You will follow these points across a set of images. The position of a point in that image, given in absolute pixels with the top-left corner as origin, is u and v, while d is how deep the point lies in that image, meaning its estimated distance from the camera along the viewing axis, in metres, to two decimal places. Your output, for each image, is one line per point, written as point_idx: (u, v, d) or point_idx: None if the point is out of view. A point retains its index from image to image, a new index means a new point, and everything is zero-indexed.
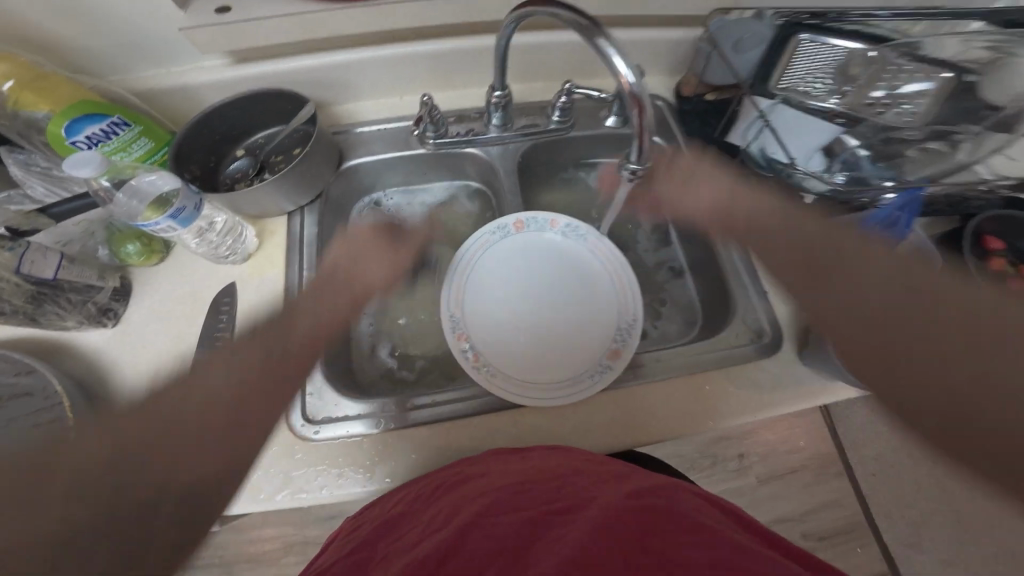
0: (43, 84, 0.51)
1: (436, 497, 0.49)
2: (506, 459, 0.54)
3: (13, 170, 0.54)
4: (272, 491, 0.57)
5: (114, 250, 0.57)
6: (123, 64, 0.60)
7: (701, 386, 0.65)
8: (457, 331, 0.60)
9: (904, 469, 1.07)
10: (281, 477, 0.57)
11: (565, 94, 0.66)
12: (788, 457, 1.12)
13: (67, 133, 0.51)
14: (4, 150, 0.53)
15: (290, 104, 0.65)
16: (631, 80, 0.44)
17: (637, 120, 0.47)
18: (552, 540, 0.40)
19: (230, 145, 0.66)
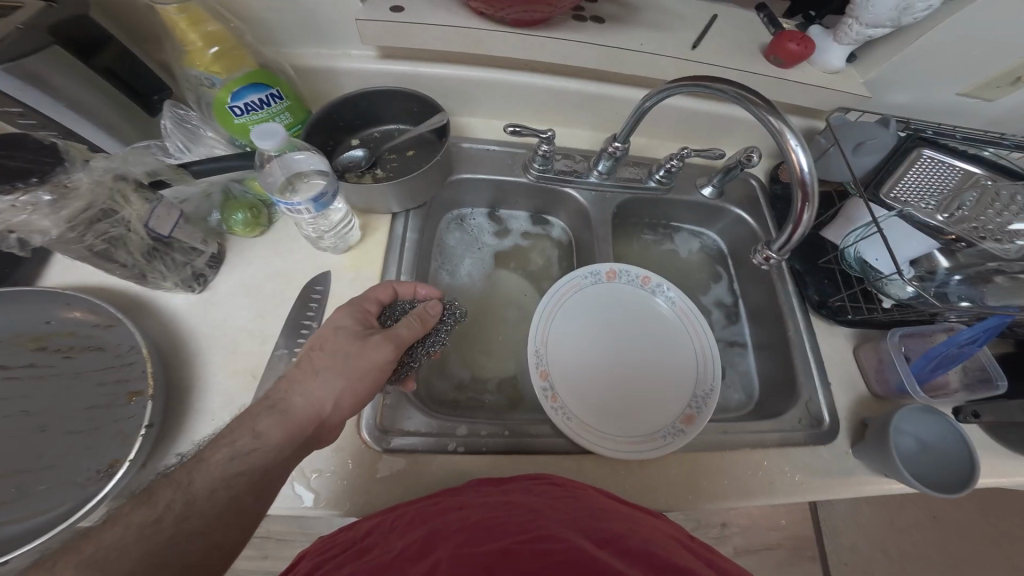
0: (226, 52, 0.51)
1: (418, 523, 0.46)
2: (484, 492, 0.51)
3: (166, 122, 0.55)
4: (320, 502, 0.52)
5: (224, 216, 0.57)
6: (284, 39, 0.61)
7: (760, 461, 0.66)
8: (540, 366, 0.60)
9: (875, 564, 1.09)
10: (331, 487, 0.52)
11: (676, 159, 0.67)
12: (767, 533, 1.10)
13: (231, 98, 0.52)
14: (170, 104, 0.55)
15: (420, 108, 0.65)
16: (802, 168, 0.45)
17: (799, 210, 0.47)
18: (523, 563, 0.38)
19: (347, 133, 0.66)
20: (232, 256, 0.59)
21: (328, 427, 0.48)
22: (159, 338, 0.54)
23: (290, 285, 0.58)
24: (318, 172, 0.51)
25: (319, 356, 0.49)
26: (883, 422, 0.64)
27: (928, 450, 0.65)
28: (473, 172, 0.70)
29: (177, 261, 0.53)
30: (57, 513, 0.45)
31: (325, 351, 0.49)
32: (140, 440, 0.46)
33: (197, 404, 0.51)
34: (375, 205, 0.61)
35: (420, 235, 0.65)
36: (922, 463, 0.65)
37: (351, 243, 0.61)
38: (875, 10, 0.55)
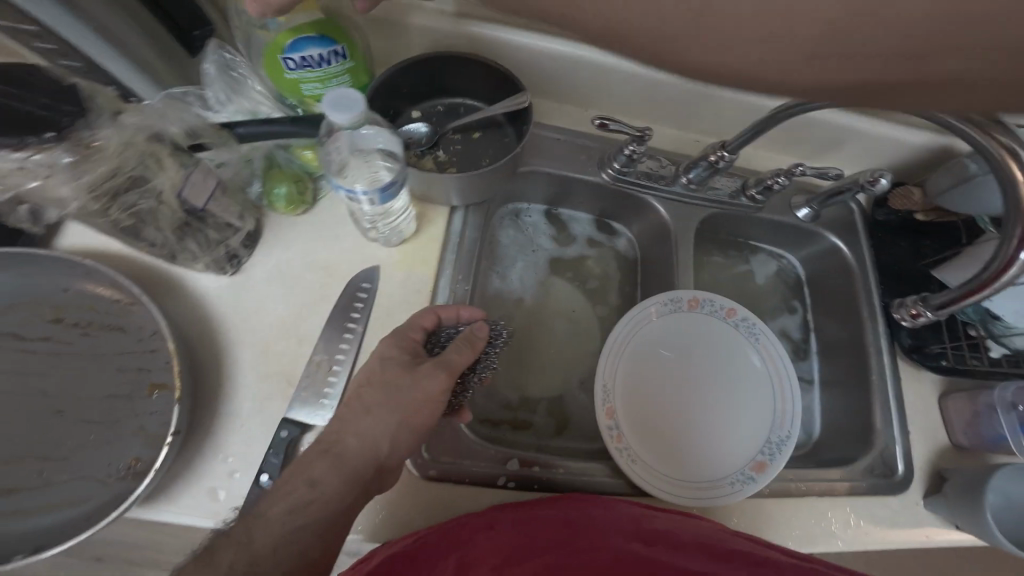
0: None
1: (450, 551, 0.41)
2: (510, 517, 0.44)
3: (207, 66, 0.47)
4: (353, 518, 0.46)
5: (266, 188, 0.49)
6: None
7: (826, 517, 0.60)
8: (605, 403, 0.53)
9: None
10: (366, 505, 0.47)
11: (785, 176, 0.58)
12: None
13: (288, 48, 0.43)
14: (214, 44, 0.47)
15: (503, 84, 0.56)
16: None
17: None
18: None
19: (409, 103, 0.58)
20: (269, 234, 0.51)
21: (377, 450, 0.41)
22: (188, 324, 0.47)
23: (335, 276, 0.51)
24: (387, 152, 0.42)
25: (363, 385, 0.43)
26: (968, 478, 0.57)
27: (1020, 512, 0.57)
28: (543, 165, 0.62)
29: (210, 240, 0.45)
30: (79, 512, 0.41)
31: (382, 380, 0.42)
32: (167, 446, 0.40)
33: (229, 404, 0.45)
34: (437, 195, 0.53)
35: (480, 233, 0.57)
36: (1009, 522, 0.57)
37: (405, 234, 0.53)
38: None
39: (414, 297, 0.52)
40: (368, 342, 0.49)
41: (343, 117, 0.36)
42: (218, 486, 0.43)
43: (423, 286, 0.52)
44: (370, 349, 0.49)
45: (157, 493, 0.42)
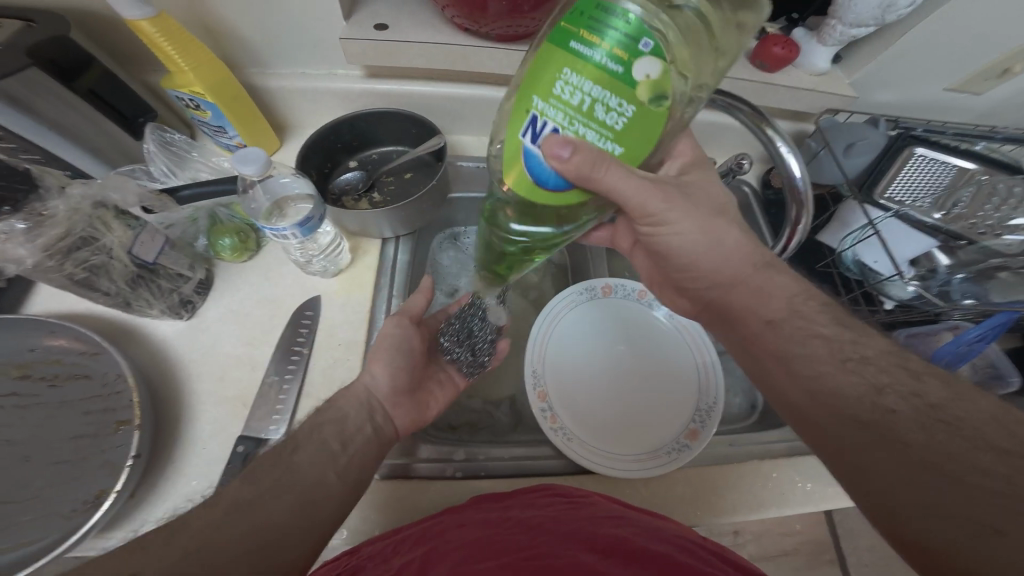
0: None
1: (417, 548, 0.44)
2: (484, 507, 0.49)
3: (147, 145, 0.55)
4: None
5: (211, 241, 0.56)
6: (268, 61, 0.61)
7: (768, 473, 0.64)
8: (537, 386, 0.59)
9: None
10: None
11: None
12: (782, 540, 1.00)
13: None
14: (154, 127, 0.56)
15: (416, 129, 0.65)
16: (798, 176, 0.44)
17: (793, 216, 0.47)
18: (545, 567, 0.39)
19: (346, 156, 0.66)
20: (220, 280, 0.58)
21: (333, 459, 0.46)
22: (148, 367, 0.52)
23: (281, 310, 0.57)
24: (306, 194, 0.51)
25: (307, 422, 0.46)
26: None
27: None
28: (465, 190, 0.70)
29: (163, 288, 0.52)
30: (35, 549, 0.43)
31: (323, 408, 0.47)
32: (126, 472, 0.44)
33: (188, 430, 0.50)
34: (366, 228, 0.60)
35: (412, 257, 0.64)
36: None
37: (341, 266, 0.60)
38: (857, 9, 0.55)
39: (356, 318, 0.58)
40: (316, 361, 0.55)
41: (248, 167, 0.44)
42: (179, 509, 0.46)
43: (363, 309, 0.58)
44: (315, 370, 0.54)
45: (120, 520, 0.46)
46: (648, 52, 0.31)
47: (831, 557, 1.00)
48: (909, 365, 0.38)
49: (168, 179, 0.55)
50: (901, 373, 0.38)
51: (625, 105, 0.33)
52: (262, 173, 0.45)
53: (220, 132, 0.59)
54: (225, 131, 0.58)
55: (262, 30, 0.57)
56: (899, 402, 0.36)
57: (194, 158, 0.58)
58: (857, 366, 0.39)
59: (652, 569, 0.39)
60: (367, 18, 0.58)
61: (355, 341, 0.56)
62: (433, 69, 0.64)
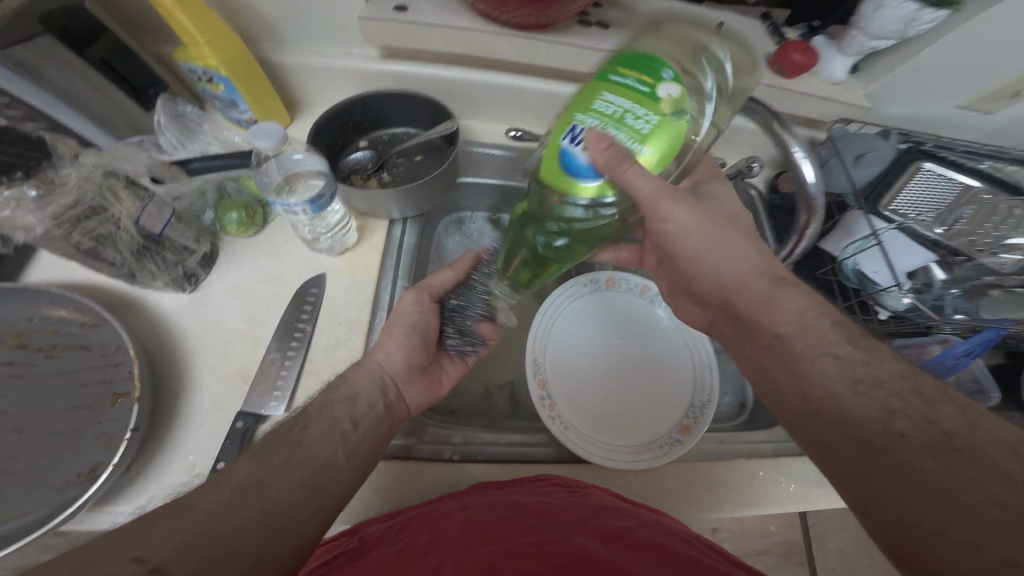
0: None
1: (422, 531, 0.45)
2: (486, 494, 0.50)
3: (158, 117, 0.54)
4: None
5: (218, 215, 0.55)
6: (283, 35, 0.60)
7: (754, 472, 0.65)
8: (537, 374, 0.60)
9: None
10: None
11: None
12: (761, 539, 1.03)
13: None
14: (164, 98, 0.55)
15: (430, 112, 0.64)
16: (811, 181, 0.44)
17: (803, 219, 0.48)
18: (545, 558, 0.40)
19: (357, 135, 0.66)
20: (224, 255, 0.57)
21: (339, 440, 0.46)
22: (148, 340, 0.52)
23: (285, 287, 0.57)
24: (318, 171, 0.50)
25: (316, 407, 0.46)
26: None
27: None
28: (475, 177, 0.70)
29: (168, 261, 0.51)
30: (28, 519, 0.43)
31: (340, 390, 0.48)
32: (124, 445, 0.44)
33: (188, 404, 0.50)
34: (375, 209, 0.60)
35: (419, 240, 0.64)
36: None
37: (347, 245, 0.60)
38: (881, 21, 0.56)
39: (360, 298, 0.58)
40: (318, 339, 0.55)
41: (264, 142, 0.44)
42: (178, 481, 0.47)
43: (367, 289, 0.58)
44: (317, 348, 0.54)
45: (117, 491, 0.46)
46: (669, 80, 0.37)
47: (801, 556, 1.04)
48: (924, 391, 0.39)
49: (178, 150, 0.54)
50: (914, 398, 0.39)
51: (649, 115, 0.37)
52: (279, 148, 0.45)
53: (231, 106, 0.58)
54: (237, 105, 0.57)
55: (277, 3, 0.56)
56: (909, 430, 0.37)
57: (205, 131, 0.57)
58: (868, 388, 0.39)
59: (648, 554, 0.41)
60: None
61: (359, 322, 0.56)
62: (449, 53, 0.63)
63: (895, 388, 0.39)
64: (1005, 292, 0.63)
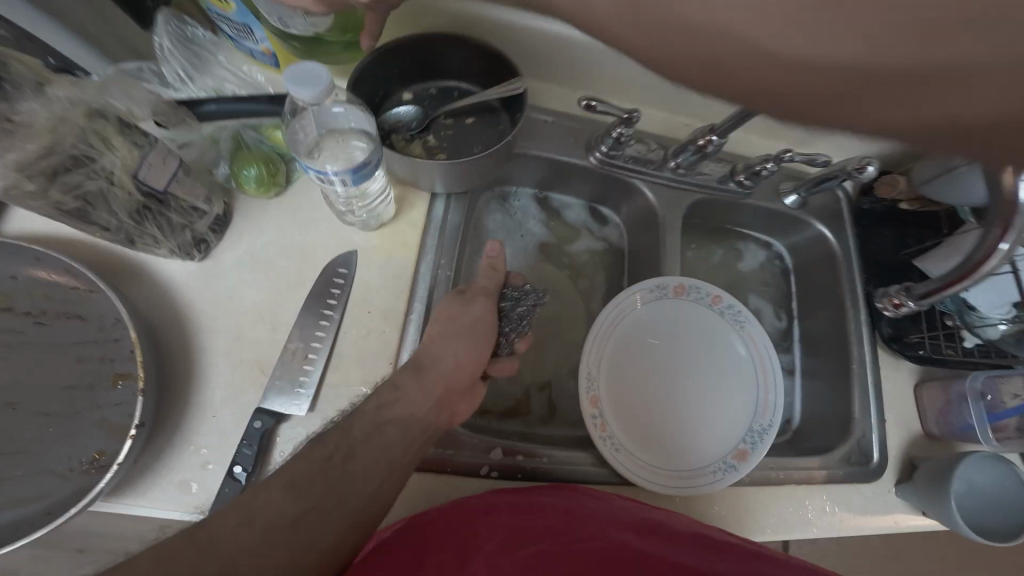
0: None
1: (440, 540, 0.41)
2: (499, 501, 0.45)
3: (159, 40, 0.44)
4: None
5: (234, 169, 0.46)
6: None
7: (802, 502, 0.61)
8: (589, 391, 0.53)
9: None
10: None
11: (774, 161, 0.56)
12: None
13: None
14: (165, 15, 0.44)
15: (492, 65, 0.53)
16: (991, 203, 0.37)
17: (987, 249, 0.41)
18: None
19: (401, 84, 0.55)
20: (240, 219, 0.49)
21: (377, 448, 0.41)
22: (153, 314, 0.45)
23: (310, 263, 0.49)
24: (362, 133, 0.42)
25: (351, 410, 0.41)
26: (939, 468, 0.59)
27: (977, 494, 0.60)
28: (531, 147, 0.59)
29: (174, 224, 0.43)
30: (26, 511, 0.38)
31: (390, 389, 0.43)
32: (130, 441, 0.38)
33: (201, 392, 0.44)
34: (418, 180, 0.51)
35: (463, 219, 0.55)
36: (966, 505, 0.59)
37: (383, 219, 0.51)
38: None
39: (394, 283, 0.50)
40: (346, 328, 0.47)
41: (305, 93, 0.34)
42: (190, 479, 0.41)
43: (403, 272, 0.50)
44: (346, 337, 0.47)
45: (123, 486, 0.41)
46: None
47: None
48: None
49: (183, 88, 0.45)
50: None
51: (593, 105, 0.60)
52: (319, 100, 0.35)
53: (243, 32, 0.44)
54: (252, 32, 0.44)
55: None
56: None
57: (215, 62, 0.47)
58: None
59: (695, 547, 0.42)
60: None
61: (394, 311, 0.49)
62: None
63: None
64: None
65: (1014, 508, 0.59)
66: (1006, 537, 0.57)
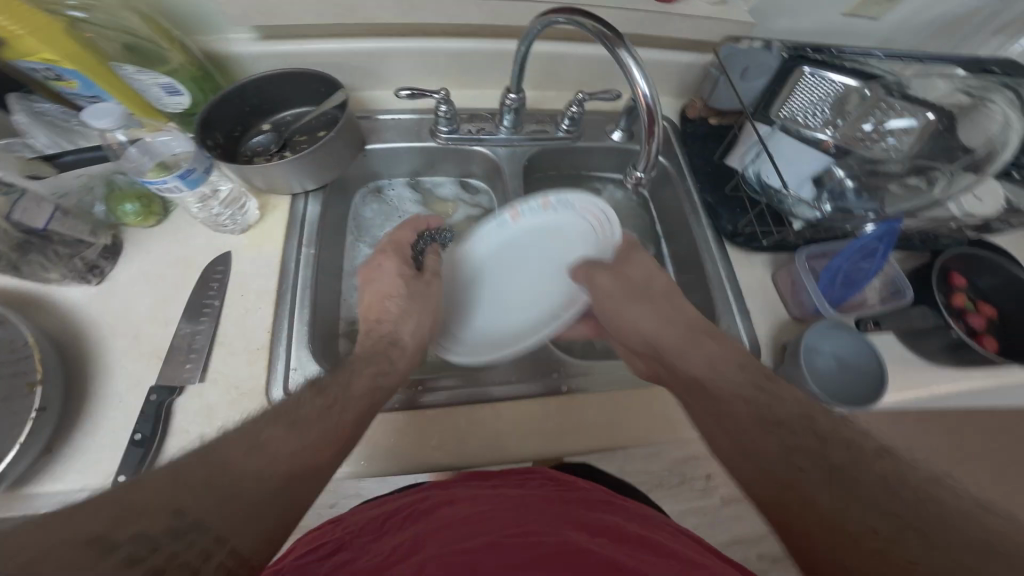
0: None
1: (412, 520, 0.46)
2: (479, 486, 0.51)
3: (19, 117, 0.55)
4: None
5: (112, 207, 0.57)
6: (189, 26, 0.65)
7: None
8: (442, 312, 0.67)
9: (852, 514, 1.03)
10: None
11: (576, 104, 0.69)
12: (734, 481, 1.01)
13: None
14: (21, 98, 0.56)
15: (324, 87, 0.66)
16: (646, 89, 0.48)
17: (650, 130, 0.52)
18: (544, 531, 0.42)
19: (257, 119, 0.67)
20: (129, 246, 0.59)
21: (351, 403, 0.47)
22: (57, 331, 0.53)
23: (192, 269, 0.58)
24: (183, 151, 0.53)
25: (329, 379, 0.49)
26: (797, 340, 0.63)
27: (846, 366, 0.63)
28: (379, 143, 0.71)
29: (62, 254, 0.53)
30: None
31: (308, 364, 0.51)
32: (30, 423, 0.46)
33: (106, 387, 0.51)
34: (274, 185, 0.60)
35: (324, 212, 0.65)
36: (836, 380, 0.63)
37: (250, 223, 0.61)
38: None
39: (267, 270, 0.59)
40: (227, 313, 0.56)
41: (104, 121, 0.47)
42: (98, 459, 0.48)
43: (273, 260, 0.59)
44: (228, 319, 0.55)
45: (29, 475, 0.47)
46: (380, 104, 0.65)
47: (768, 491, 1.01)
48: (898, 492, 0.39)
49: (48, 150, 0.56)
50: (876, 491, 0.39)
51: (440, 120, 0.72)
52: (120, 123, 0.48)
53: (96, 102, 0.59)
54: (100, 99, 0.58)
55: None
56: (793, 449, 0.45)
57: (78, 128, 0.59)
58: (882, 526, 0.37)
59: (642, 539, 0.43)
60: None
61: (268, 290, 0.57)
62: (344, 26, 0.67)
63: (794, 427, 0.46)
64: (901, 184, 0.66)
65: (864, 370, 0.63)
66: (878, 397, 0.61)
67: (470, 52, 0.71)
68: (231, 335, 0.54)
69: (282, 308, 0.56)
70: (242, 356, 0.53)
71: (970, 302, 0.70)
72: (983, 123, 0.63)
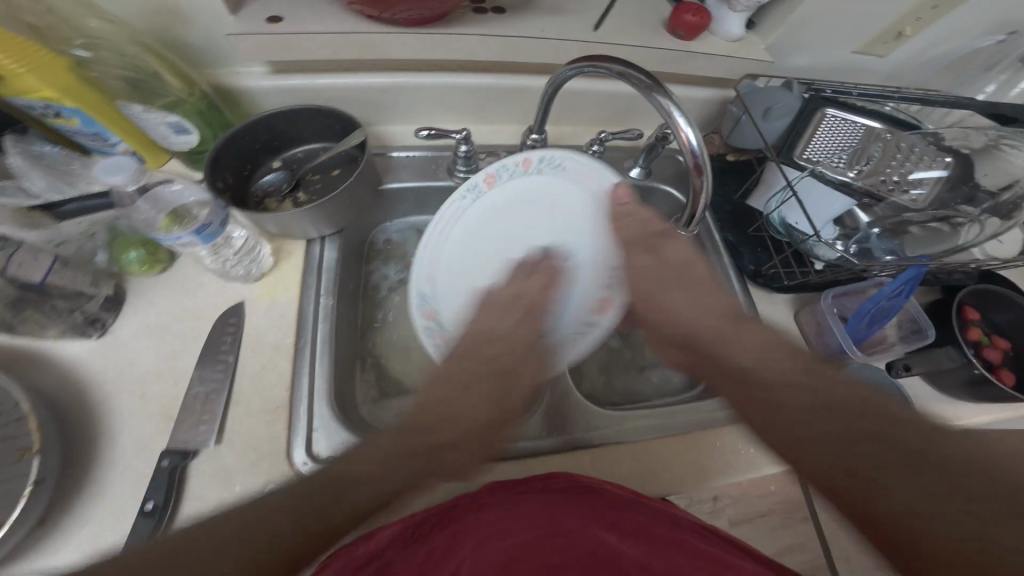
0: None
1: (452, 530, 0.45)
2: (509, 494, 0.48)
3: (12, 161, 0.51)
4: None
5: (115, 256, 0.53)
6: (198, 60, 0.62)
7: None
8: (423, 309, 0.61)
9: None
10: None
11: (597, 143, 0.67)
12: None
13: None
14: (17, 140, 0.52)
15: (338, 124, 0.63)
16: (693, 140, 0.47)
17: (697, 183, 0.50)
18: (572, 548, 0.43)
19: (267, 156, 0.64)
20: (132, 296, 0.55)
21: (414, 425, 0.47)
22: (54, 390, 0.49)
23: (201, 321, 0.55)
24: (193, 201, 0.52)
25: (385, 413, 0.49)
26: None
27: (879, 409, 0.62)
28: (395, 181, 0.69)
29: (61, 309, 0.49)
30: None
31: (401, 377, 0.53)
32: (25, 499, 0.41)
33: (107, 453, 0.47)
34: (288, 230, 0.58)
35: (341, 256, 0.62)
36: None
37: (264, 270, 0.58)
38: None
39: (283, 320, 0.56)
40: (243, 367, 0.53)
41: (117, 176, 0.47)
42: (100, 535, 0.44)
43: (290, 310, 0.57)
44: (244, 374, 0.52)
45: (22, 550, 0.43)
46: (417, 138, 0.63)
47: None
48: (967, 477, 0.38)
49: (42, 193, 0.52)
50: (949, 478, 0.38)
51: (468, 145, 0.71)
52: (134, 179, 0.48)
53: (97, 139, 0.56)
54: (104, 137, 0.56)
55: (182, 21, 0.57)
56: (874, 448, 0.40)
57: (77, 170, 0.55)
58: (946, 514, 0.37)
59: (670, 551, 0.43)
60: (258, 10, 0.58)
61: (285, 345, 0.54)
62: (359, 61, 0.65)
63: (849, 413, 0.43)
64: (923, 228, 0.66)
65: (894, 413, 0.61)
66: None
67: (489, 88, 0.70)
68: (247, 391, 0.51)
69: (299, 363, 0.53)
70: (259, 415, 0.50)
71: (986, 337, 0.69)
72: (1004, 166, 0.63)
